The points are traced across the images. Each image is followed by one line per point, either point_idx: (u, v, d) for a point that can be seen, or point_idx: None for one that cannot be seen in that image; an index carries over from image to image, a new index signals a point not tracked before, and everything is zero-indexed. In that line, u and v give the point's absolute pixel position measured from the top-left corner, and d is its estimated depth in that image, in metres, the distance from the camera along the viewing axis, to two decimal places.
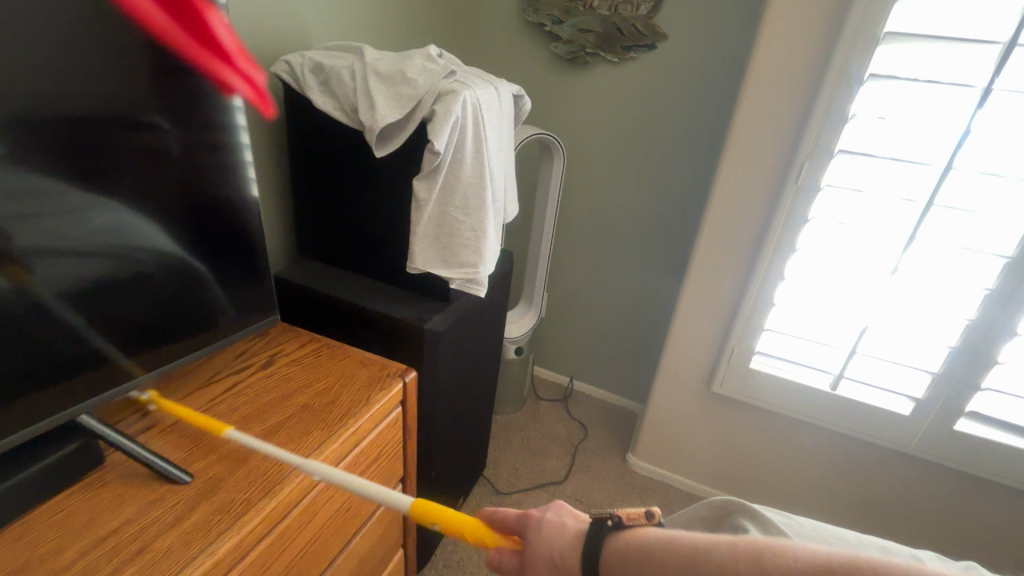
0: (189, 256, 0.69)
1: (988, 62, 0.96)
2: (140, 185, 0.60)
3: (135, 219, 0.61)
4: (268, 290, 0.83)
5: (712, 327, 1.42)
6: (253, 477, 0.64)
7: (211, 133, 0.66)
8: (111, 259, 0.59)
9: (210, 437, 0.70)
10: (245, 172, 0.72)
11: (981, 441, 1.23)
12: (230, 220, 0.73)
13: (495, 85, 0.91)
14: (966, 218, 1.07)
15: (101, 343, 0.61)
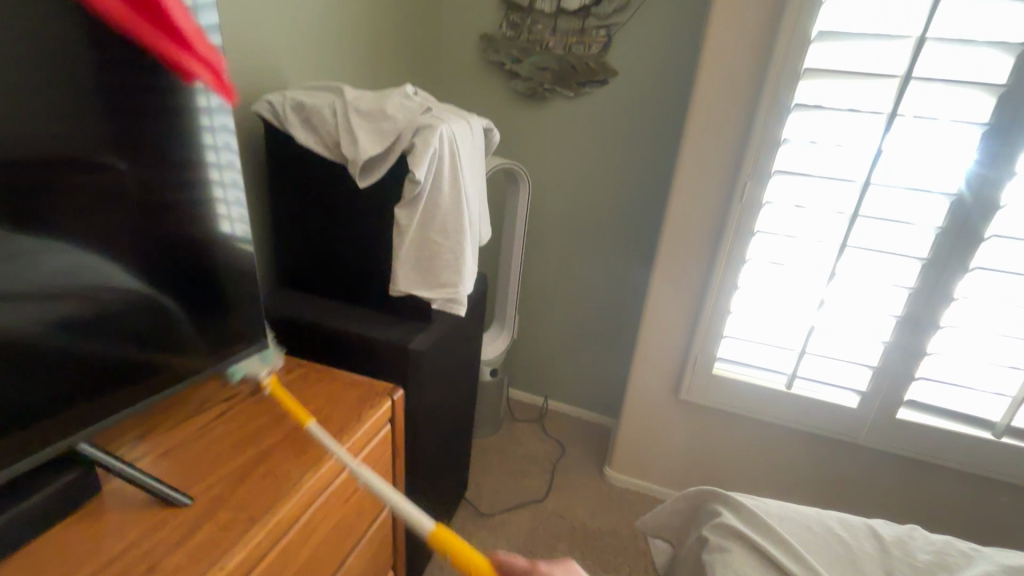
0: (156, 296, 0.68)
1: (890, 93, 1.11)
2: (97, 227, 0.59)
3: (101, 259, 0.60)
4: (239, 327, 0.81)
5: (675, 337, 1.52)
6: (251, 497, 0.66)
7: (186, 168, 0.67)
8: (73, 302, 0.58)
9: (200, 465, 0.71)
10: (213, 210, 0.72)
11: (920, 428, 1.35)
12: (196, 259, 0.72)
13: (468, 119, 0.99)
14: (886, 226, 1.22)
15: (56, 390, 0.58)
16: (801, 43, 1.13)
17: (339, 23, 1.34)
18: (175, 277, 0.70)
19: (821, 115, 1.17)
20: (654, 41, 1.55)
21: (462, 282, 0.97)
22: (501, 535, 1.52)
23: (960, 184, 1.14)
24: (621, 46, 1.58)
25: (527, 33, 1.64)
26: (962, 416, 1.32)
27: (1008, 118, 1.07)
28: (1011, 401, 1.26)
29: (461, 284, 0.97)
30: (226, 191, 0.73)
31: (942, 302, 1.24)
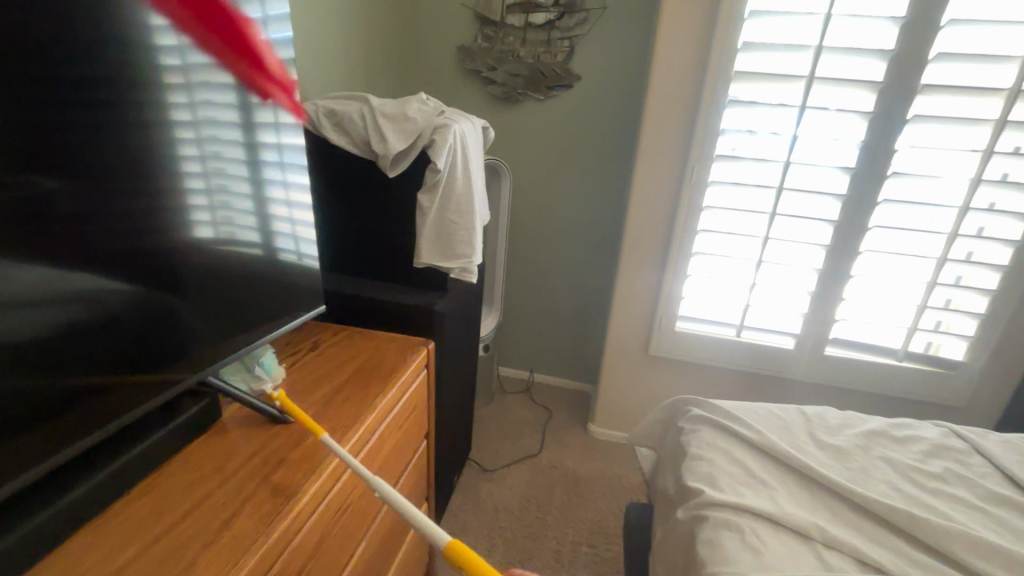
0: (127, 310, 0.64)
1: (800, 90, 1.41)
2: (51, 249, 0.53)
3: (79, 276, 0.57)
4: (218, 333, 0.77)
5: (644, 302, 1.77)
6: (262, 502, 0.66)
7: (157, 178, 0.65)
8: (38, 321, 0.53)
9: (212, 471, 0.70)
10: (184, 216, 0.69)
11: (843, 361, 1.66)
12: (166, 270, 0.68)
13: (470, 119, 1.20)
14: (804, 196, 1.51)
15: (24, 416, 0.53)
16: (729, 51, 1.41)
17: (337, 40, 1.53)
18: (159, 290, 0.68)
19: (749, 109, 1.46)
20: (610, 49, 1.80)
21: (474, 253, 1.18)
22: (504, 484, 1.73)
23: (857, 160, 1.44)
24: (583, 54, 1.83)
25: (500, 45, 1.87)
26: (874, 348, 1.64)
27: (887, 107, 1.38)
28: (908, 331, 1.58)
29: (473, 255, 1.18)
30: (210, 200, 0.73)
31: (850, 255, 1.55)
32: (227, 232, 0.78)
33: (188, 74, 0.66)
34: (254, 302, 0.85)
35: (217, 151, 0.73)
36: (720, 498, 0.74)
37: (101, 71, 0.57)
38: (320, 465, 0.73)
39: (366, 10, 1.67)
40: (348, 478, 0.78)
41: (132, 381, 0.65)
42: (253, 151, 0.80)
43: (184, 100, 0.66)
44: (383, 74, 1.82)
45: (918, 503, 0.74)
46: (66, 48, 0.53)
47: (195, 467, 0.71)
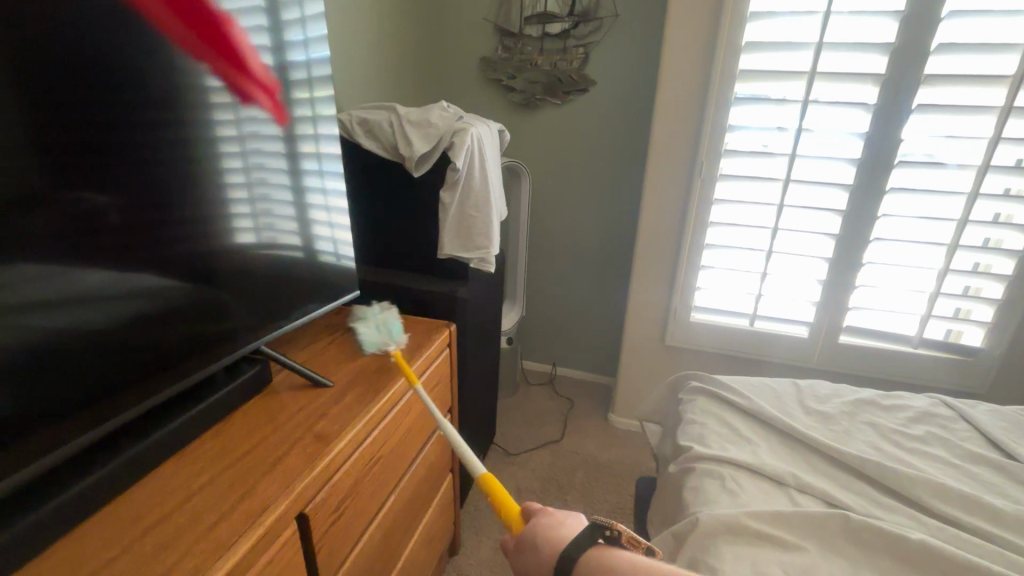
0: (188, 290, 0.78)
1: (803, 85, 1.47)
2: (129, 241, 0.68)
3: (142, 265, 0.70)
4: (263, 313, 0.92)
5: (658, 293, 1.84)
6: (310, 443, 0.79)
7: (216, 179, 0.79)
8: (122, 298, 0.68)
9: (269, 418, 0.85)
10: (232, 211, 0.83)
11: (858, 349, 1.69)
12: (216, 260, 0.82)
13: (488, 123, 1.33)
14: (812, 187, 1.56)
15: (123, 368, 0.70)
16: (732, 51, 1.49)
17: (370, 58, 1.68)
18: (202, 279, 0.80)
19: (754, 105, 1.52)
20: (623, 54, 1.90)
21: (491, 244, 1.30)
22: (526, 467, 1.83)
23: (862, 151, 1.49)
24: (597, 60, 1.94)
25: (519, 54, 2.00)
26: (889, 336, 1.66)
27: (890, 99, 1.42)
28: (922, 318, 1.60)
29: (491, 246, 1.30)
30: (254, 199, 0.87)
31: (861, 244, 1.58)
32: (266, 231, 0.91)
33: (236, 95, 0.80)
34: (288, 289, 0.98)
35: (260, 157, 0.87)
36: (706, 451, 0.83)
37: (147, 97, 0.68)
38: (344, 426, 0.83)
39: (396, 28, 1.82)
40: (380, 430, 0.91)
41: (181, 353, 0.78)
42: (292, 155, 0.94)
43: (228, 120, 0.80)
44: (412, 86, 1.98)
45: (893, 458, 0.81)
46: (134, 82, 0.66)
47: (236, 430, 0.81)
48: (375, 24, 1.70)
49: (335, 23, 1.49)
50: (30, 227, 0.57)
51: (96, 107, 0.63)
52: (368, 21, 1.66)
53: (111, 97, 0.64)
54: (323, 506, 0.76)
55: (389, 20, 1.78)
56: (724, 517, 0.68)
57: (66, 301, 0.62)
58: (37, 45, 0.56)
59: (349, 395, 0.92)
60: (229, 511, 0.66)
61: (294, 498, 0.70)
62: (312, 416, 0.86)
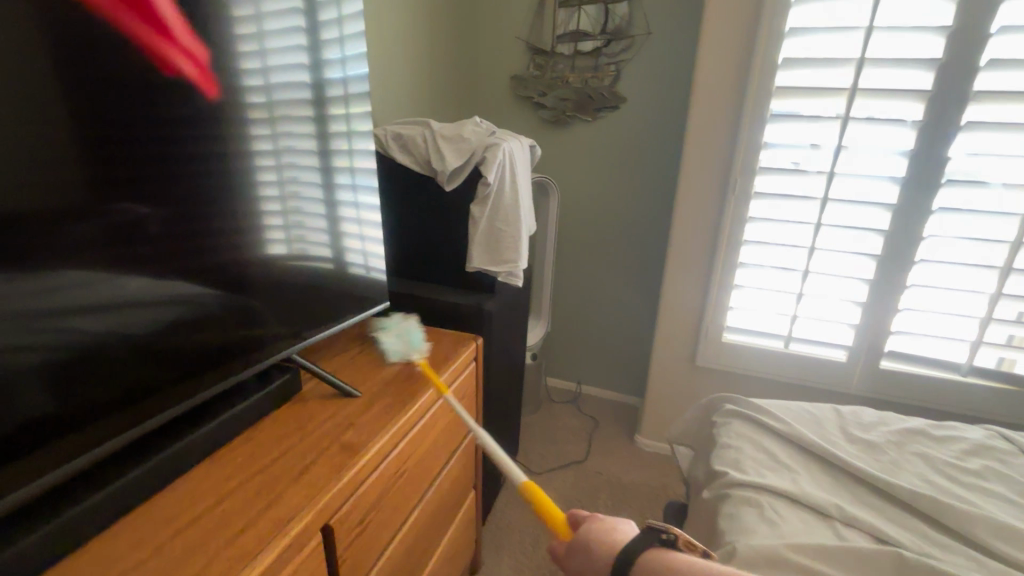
0: (223, 297, 0.80)
1: (844, 103, 1.43)
2: (169, 250, 0.70)
3: (177, 275, 0.72)
4: (294, 319, 0.93)
5: (688, 313, 1.80)
6: (337, 453, 0.79)
7: (252, 190, 0.81)
8: (161, 304, 0.70)
9: (297, 427, 0.85)
10: (265, 221, 0.85)
11: (901, 376, 1.61)
12: (247, 270, 0.83)
13: (519, 138, 1.33)
14: (852, 206, 1.51)
15: (160, 369, 0.71)
16: (769, 68, 1.47)
17: (404, 75, 1.72)
18: (234, 288, 0.81)
19: (791, 122, 1.49)
20: (655, 71, 1.89)
21: (520, 259, 1.29)
22: (549, 486, 1.79)
23: (907, 170, 1.43)
24: (629, 78, 1.93)
25: (551, 72, 2.01)
26: (934, 362, 1.58)
27: (936, 116, 1.37)
28: (973, 345, 1.51)
29: (519, 260, 1.29)
30: (285, 211, 0.88)
31: (904, 266, 1.51)
32: (297, 243, 0.92)
33: (272, 112, 0.83)
34: (319, 299, 0.99)
35: (294, 170, 0.89)
36: (742, 478, 0.79)
37: (188, 110, 0.70)
38: (370, 437, 0.83)
39: (431, 46, 1.87)
40: (405, 442, 0.90)
41: (216, 356, 0.79)
42: (326, 167, 0.96)
43: (264, 135, 0.82)
44: (444, 103, 2.01)
45: (947, 493, 0.75)
46: (178, 95, 0.69)
47: (263, 437, 0.82)
48: (410, 43, 1.74)
49: (373, 42, 1.54)
50: (72, 234, 0.59)
51: (140, 118, 0.65)
52: (404, 40, 1.70)
53: (152, 109, 0.66)
54: (347, 518, 0.75)
55: (425, 39, 1.82)
56: (763, 550, 0.64)
57: (104, 306, 0.63)
58: (86, 62, 0.58)
59: (375, 403, 0.92)
60: (257, 518, 0.66)
61: (319, 508, 0.69)
62: (337, 424, 0.86)
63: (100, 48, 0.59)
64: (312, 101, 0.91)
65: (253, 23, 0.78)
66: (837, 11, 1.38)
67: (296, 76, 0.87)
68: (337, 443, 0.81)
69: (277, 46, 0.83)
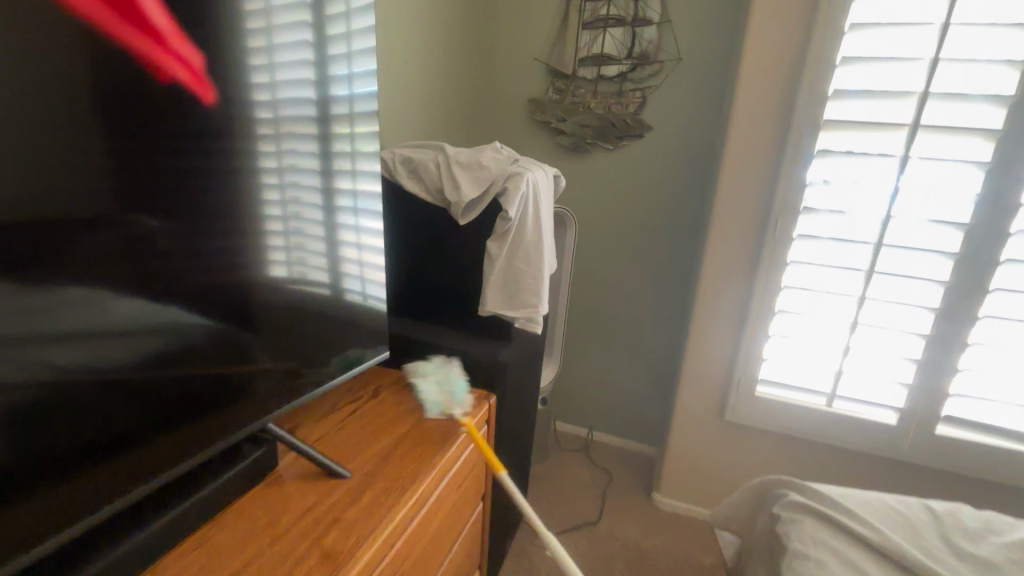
0: (219, 337, 0.66)
1: (902, 140, 1.30)
2: (162, 278, 0.57)
3: (172, 305, 0.59)
4: (296, 365, 0.79)
5: (718, 361, 1.64)
6: (316, 564, 0.61)
7: (252, 215, 0.67)
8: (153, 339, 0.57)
9: (269, 522, 0.67)
10: (269, 250, 0.70)
11: (960, 443, 1.43)
12: (246, 307, 0.69)
13: (543, 168, 1.18)
14: (907, 254, 1.36)
15: (138, 428, 0.57)
16: (818, 99, 1.33)
17: (415, 96, 1.59)
18: (243, 331, 0.69)
19: (842, 159, 1.35)
20: (684, 99, 1.77)
21: (541, 304, 1.13)
22: (560, 552, 1.60)
23: (973, 215, 1.29)
24: (655, 105, 1.81)
25: (571, 97, 1.89)
26: (998, 431, 1.40)
27: (1009, 157, 1.24)
28: None
29: (540, 305, 1.13)
30: (286, 238, 0.73)
31: (966, 321, 1.35)
32: (302, 281, 0.78)
33: (280, 126, 0.69)
34: (320, 345, 0.84)
35: (298, 194, 0.74)
36: None
37: (190, 113, 0.57)
38: (360, 539, 0.66)
39: (444, 66, 1.74)
40: (403, 540, 0.73)
41: (205, 411, 0.65)
42: (331, 194, 0.82)
43: (270, 150, 0.68)
44: (456, 126, 1.88)
45: None
46: (182, 94, 0.56)
47: (227, 536, 0.65)
48: (422, 62, 1.61)
49: (380, 59, 1.40)
50: (70, 247, 0.48)
51: (139, 116, 0.52)
52: (416, 57, 1.57)
53: (154, 107, 0.53)
54: None
55: (438, 58, 1.70)
56: None
57: (92, 335, 0.51)
58: (93, 63, 0.48)
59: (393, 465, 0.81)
60: None
61: None
62: (352, 494, 0.74)
63: (106, 49, 0.48)
64: (321, 115, 0.76)
65: (263, 28, 0.65)
66: (897, 40, 1.26)
67: (307, 88, 0.73)
68: (317, 550, 0.63)
69: (291, 55, 0.70)
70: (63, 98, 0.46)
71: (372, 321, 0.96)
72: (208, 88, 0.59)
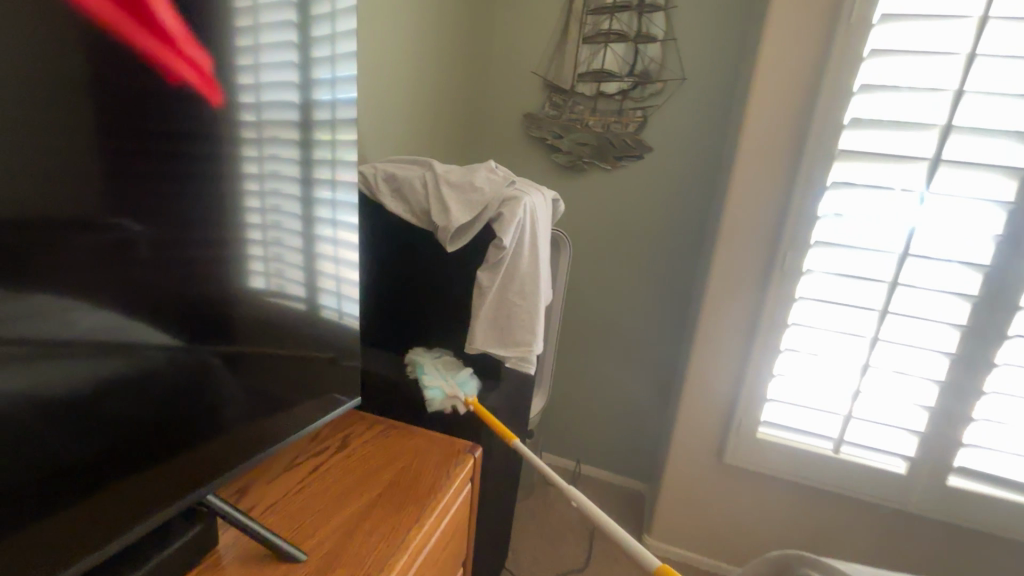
0: (198, 360, 0.58)
1: (920, 175, 1.23)
2: (132, 294, 0.49)
3: (145, 324, 0.51)
4: (276, 397, 0.70)
5: (718, 399, 1.54)
6: None
7: (222, 228, 0.58)
8: (127, 358, 0.49)
9: None
10: (247, 266, 0.62)
11: (972, 497, 1.35)
12: (228, 326, 0.61)
13: (541, 191, 1.08)
14: (922, 294, 1.28)
15: (96, 463, 0.48)
16: (833, 128, 1.26)
17: (403, 106, 1.48)
18: (223, 362, 0.62)
19: (856, 192, 1.27)
20: (688, 120, 1.68)
21: (536, 342, 1.02)
22: None
23: (993, 257, 1.22)
24: (657, 126, 1.72)
25: (569, 113, 1.80)
26: (1014, 486, 1.32)
27: None
28: None
29: (534, 344, 1.02)
30: (264, 249, 0.63)
31: (984, 368, 1.28)
32: (279, 306, 0.68)
33: (262, 127, 0.61)
34: (298, 376, 0.74)
35: (278, 203, 0.65)
36: None
37: (167, 107, 0.50)
38: None
39: (434, 75, 1.63)
40: None
41: (173, 444, 0.57)
42: (315, 207, 0.71)
43: (251, 154, 0.60)
44: (446, 139, 1.77)
45: None
46: (161, 86, 0.49)
47: None
48: (410, 70, 1.50)
49: (364, 64, 1.28)
50: (47, 256, 0.42)
51: (127, 107, 0.46)
52: (404, 65, 1.46)
53: (139, 96, 0.47)
54: None
55: (429, 66, 1.59)
56: None
57: (63, 352, 0.44)
58: None
59: (375, 503, 0.75)
60: None
61: None
62: (338, 539, 0.68)
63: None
64: (307, 128, 0.68)
65: (248, 26, 0.57)
66: (918, 70, 1.19)
67: (295, 98, 0.65)
68: None
69: (273, 53, 0.61)
70: (45, 81, 0.40)
71: (348, 360, 0.84)
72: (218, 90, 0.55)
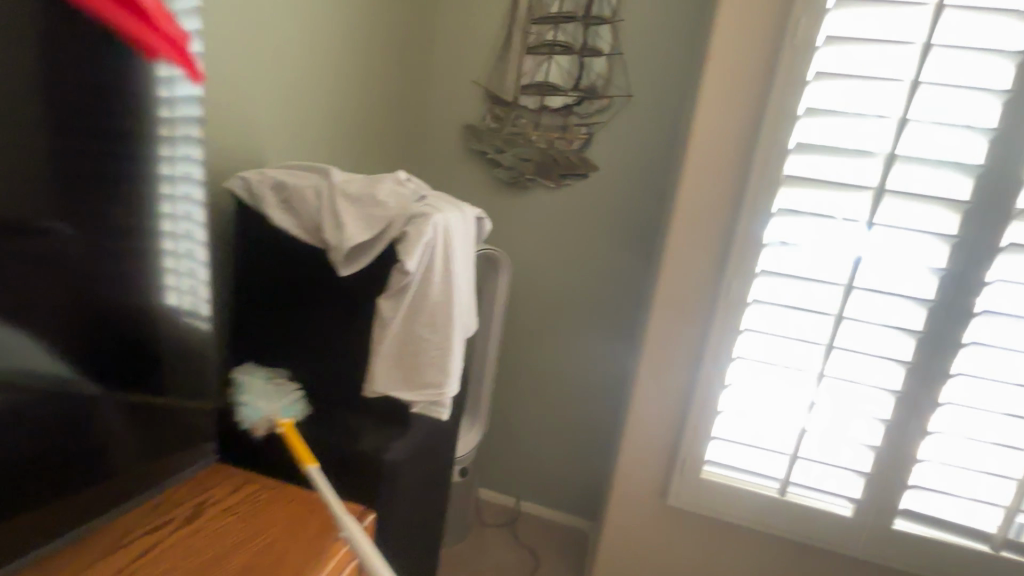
0: (105, 369, 0.67)
1: (865, 204, 1.18)
2: (43, 307, 0.58)
3: (56, 336, 0.60)
4: (186, 399, 0.79)
5: (662, 436, 1.43)
6: None
7: (131, 246, 0.67)
8: (39, 370, 0.59)
9: None
10: (157, 281, 0.71)
11: (919, 542, 1.29)
12: (137, 335, 0.70)
13: (461, 208, 0.94)
14: (867, 329, 1.23)
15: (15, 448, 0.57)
16: (778, 151, 1.19)
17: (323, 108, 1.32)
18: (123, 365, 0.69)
19: (801, 220, 1.21)
20: (634, 139, 1.61)
21: (449, 383, 0.88)
22: None
23: (937, 292, 1.18)
24: (602, 143, 1.64)
25: (510, 127, 1.69)
26: (960, 529, 1.27)
27: (973, 231, 1.14)
28: (1007, 512, 1.22)
29: (446, 385, 0.87)
30: (173, 266, 0.73)
31: (929, 407, 1.23)
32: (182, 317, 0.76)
33: (174, 148, 0.70)
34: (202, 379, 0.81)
35: (188, 226, 0.74)
36: None
37: (92, 134, 0.61)
38: None
39: (361, 78, 1.49)
40: None
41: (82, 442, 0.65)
42: None
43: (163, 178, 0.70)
44: (376, 148, 1.62)
45: None
46: (91, 125, 0.61)
47: None
48: (331, 69, 1.35)
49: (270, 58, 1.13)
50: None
51: (65, 141, 0.58)
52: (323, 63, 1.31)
53: (82, 127, 0.60)
54: None
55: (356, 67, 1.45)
56: None
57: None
58: None
59: (274, 535, 0.72)
60: None
61: None
62: None
63: None
64: None
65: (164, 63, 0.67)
66: (862, 96, 1.15)
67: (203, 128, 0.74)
68: None
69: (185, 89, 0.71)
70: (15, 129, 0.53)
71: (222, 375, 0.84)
72: (196, 70, 0.70)
